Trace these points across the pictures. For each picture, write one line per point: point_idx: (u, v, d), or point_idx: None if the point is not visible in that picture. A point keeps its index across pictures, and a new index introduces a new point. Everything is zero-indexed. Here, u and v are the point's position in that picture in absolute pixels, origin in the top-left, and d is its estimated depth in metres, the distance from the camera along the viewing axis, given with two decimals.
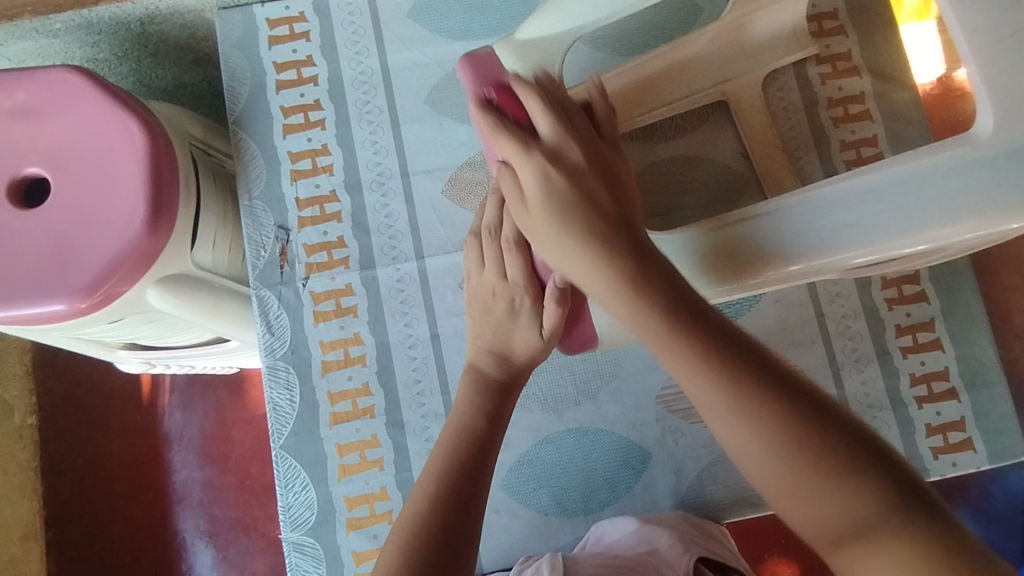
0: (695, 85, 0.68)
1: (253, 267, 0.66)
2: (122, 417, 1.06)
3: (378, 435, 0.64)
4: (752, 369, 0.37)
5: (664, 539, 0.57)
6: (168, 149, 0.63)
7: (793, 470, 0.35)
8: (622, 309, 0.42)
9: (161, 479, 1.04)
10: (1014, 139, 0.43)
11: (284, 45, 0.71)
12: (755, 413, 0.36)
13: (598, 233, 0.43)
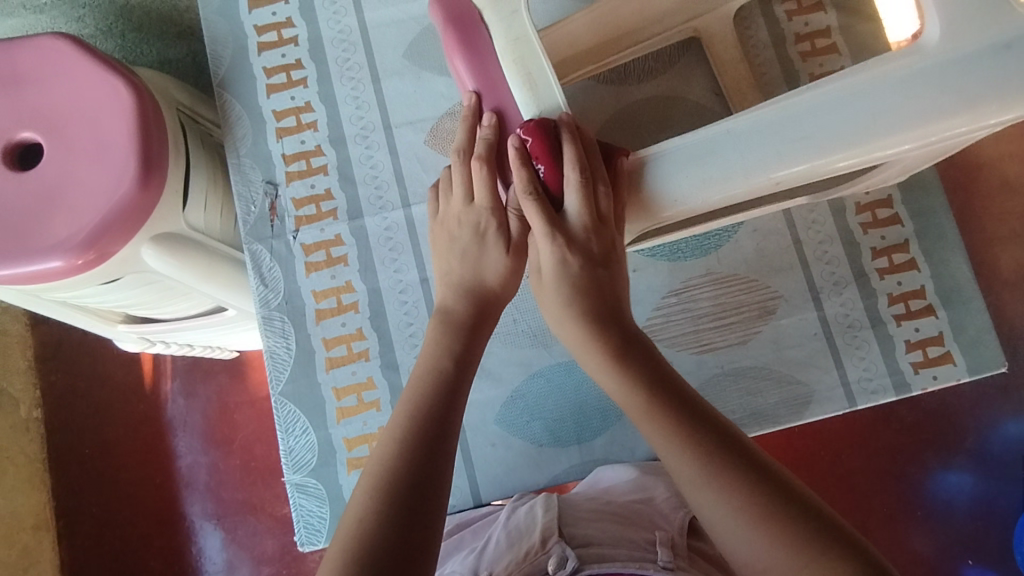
0: (667, 21, 0.69)
1: (244, 223, 0.68)
2: (126, 403, 1.07)
3: (374, 377, 0.66)
4: (649, 381, 0.49)
5: (660, 490, 0.60)
6: (156, 110, 0.65)
7: (694, 477, 0.43)
8: (655, 442, 0.46)
9: (167, 463, 1.06)
10: (958, 47, 0.44)
11: (263, 8, 0.73)
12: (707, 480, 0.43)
13: (584, 309, 0.53)
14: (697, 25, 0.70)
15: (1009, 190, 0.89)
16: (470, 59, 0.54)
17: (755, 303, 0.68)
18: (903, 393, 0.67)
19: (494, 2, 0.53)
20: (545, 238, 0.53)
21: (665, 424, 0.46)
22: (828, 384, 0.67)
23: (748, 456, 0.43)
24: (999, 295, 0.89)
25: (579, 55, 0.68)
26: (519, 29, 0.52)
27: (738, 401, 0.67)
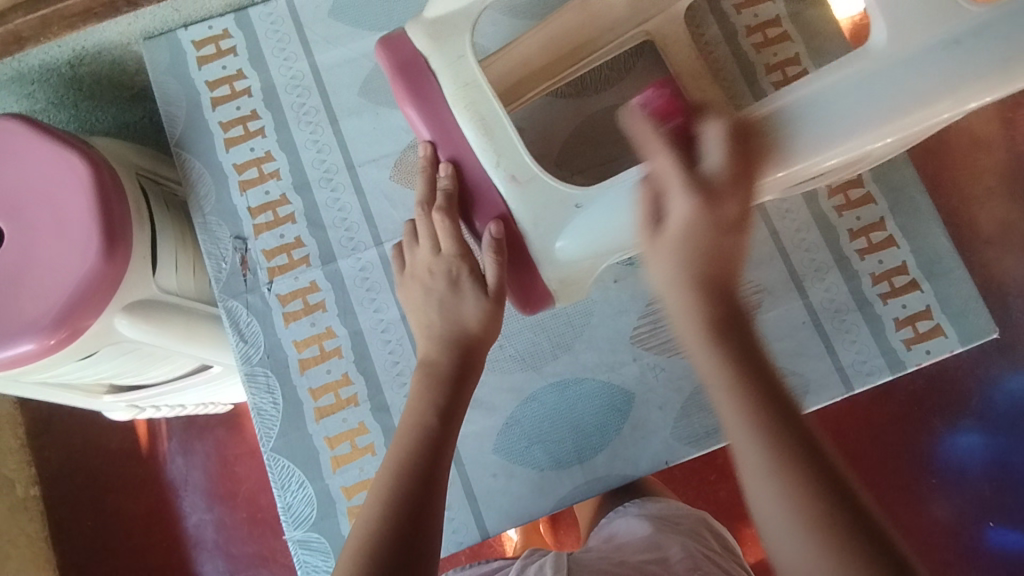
0: (620, 29, 0.69)
1: (217, 281, 0.67)
2: (124, 469, 1.05)
3: (366, 422, 0.65)
4: (734, 364, 0.44)
5: (676, 550, 0.57)
6: (114, 178, 0.64)
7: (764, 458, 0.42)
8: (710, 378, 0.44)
9: (173, 525, 1.04)
10: (910, 48, 0.47)
11: (212, 63, 0.72)
12: (776, 475, 0.41)
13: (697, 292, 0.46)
14: (650, 29, 0.70)
15: (978, 151, 0.90)
16: (421, 103, 0.53)
17: (739, 299, 0.68)
18: (898, 371, 0.66)
19: (438, 47, 0.53)
20: (682, 194, 0.47)
21: (737, 384, 0.44)
22: (822, 371, 0.66)
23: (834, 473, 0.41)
24: (983, 255, 0.89)
25: (536, 72, 0.68)
26: (467, 74, 0.52)
27: None
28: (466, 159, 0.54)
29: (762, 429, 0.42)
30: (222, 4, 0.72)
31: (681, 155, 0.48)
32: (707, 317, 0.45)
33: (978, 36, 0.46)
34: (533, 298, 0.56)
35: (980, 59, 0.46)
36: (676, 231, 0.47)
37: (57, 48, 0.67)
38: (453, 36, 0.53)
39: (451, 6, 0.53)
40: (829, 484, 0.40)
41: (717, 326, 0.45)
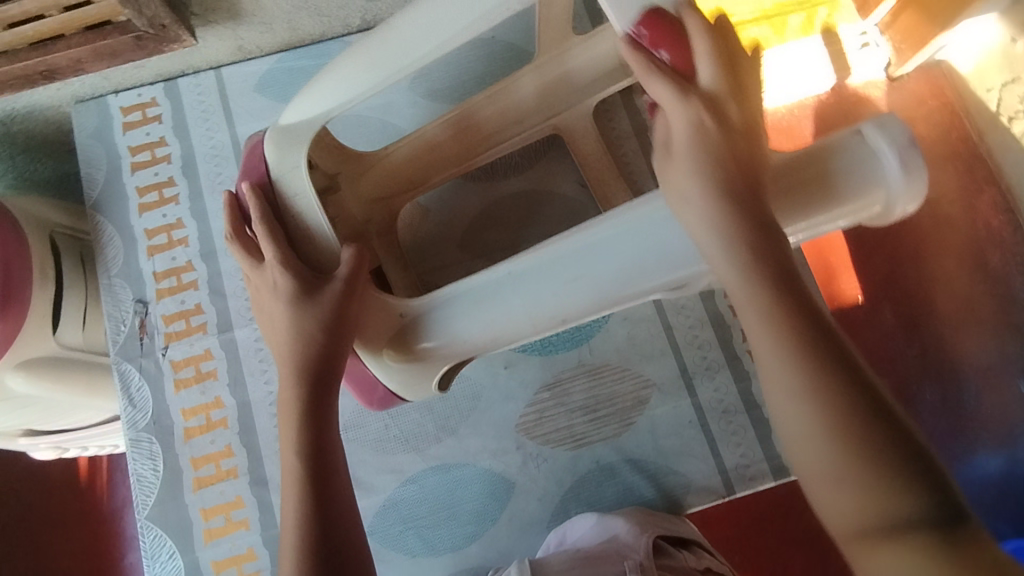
0: (526, 122, 0.68)
1: (114, 343, 0.69)
2: (64, 504, 1.05)
3: (242, 495, 0.65)
4: (777, 277, 0.40)
5: (621, 525, 0.59)
6: (20, 239, 0.67)
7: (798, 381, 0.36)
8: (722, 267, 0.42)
9: (106, 563, 1.03)
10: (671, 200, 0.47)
11: (137, 129, 0.75)
12: (810, 362, 0.37)
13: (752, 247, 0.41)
14: (556, 123, 0.69)
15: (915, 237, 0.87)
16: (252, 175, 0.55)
17: (627, 393, 0.68)
18: (783, 477, 0.66)
19: (279, 153, 0.54)
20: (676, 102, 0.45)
21: (759, 268, 0.40)
22: (706, 472, 0.66)
23: (834, 337, 0.38)
24: (942, 333, 0.84)
25: (438, 158, 0.68)
26: (298, 183, 0.53)
27: (615, 495, 0.66)
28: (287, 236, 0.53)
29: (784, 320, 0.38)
30: (151, 74, 0.74)
31: (676, 82, 0.45)
32: (737, 235, 0.41)
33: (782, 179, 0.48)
34: (378, 395, 0.58)
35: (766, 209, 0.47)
36: (682, 143, 0.45)
37: None
38: (293, 144, 0.54)
39: (300, 114, 0.54)
40: (827, 349, 0.37)
41: (763, 268, 0.40)
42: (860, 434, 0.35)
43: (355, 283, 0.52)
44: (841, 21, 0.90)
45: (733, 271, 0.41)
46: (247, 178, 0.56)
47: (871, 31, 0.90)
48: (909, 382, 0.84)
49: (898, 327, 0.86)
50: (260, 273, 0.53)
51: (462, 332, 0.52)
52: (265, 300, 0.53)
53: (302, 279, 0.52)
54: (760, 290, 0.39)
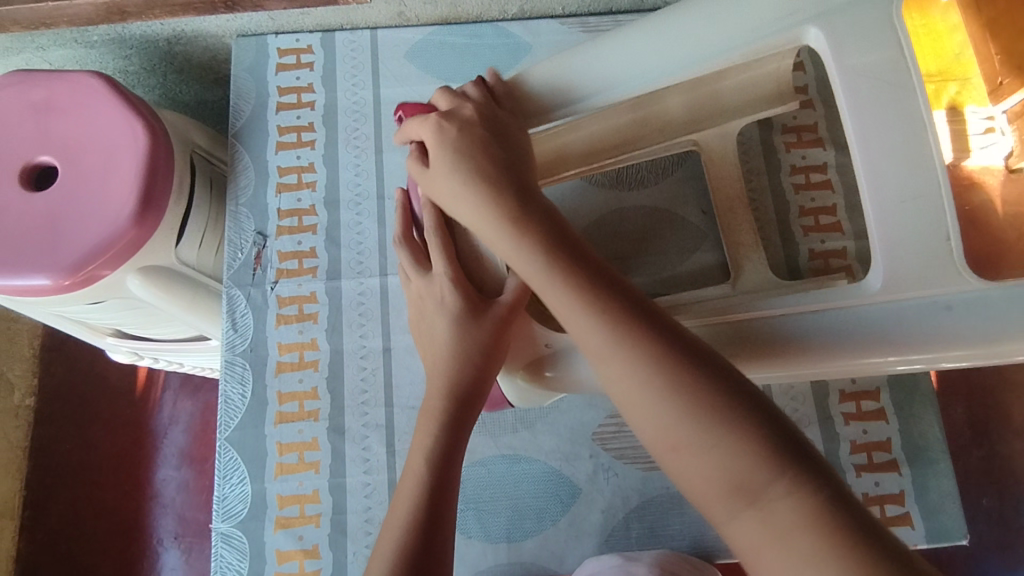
0: (669, 133, 0.66)
1: (229, 268, 0.71)
2: (117, 407, 1.09)
3: (319, 438, 0.67)
4: (630, 315, 0.38)
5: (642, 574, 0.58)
6: (167, 152, 0.70)
7: (717, 493, 0.33)
8: (586, 330, 0.39)
9: (143, 473, 1.07)
10: (897, 300, 0.46)
11: (289, 72, 0.78)
12: (706, 439, 0.34)
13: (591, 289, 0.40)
14: (694, 140, 0.68)
15: None
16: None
17: None
18: None
19: None
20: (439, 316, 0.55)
21: (615, 320, 0.38)
22: None
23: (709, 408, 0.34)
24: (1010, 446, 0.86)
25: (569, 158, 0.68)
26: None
27: (679, 526, 0.65)
28: (460, 248, 0.56)
29: (671, 389, 0.35)
30: (312, 23, 0.78)
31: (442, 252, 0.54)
32: (549, 264, 0.41)
33: (968, 306, 0.45)
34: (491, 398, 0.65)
35: (979, 323, 0.45)
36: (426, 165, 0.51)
37: (159, 26, 0.73)
38: None
39: (479, 115, 0.54)
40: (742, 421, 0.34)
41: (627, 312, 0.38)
42: (782, 503, 0.31)
43: (513, 312, 0.54)
44: (970, 101, 0.84)
45: (626, 367, 0.37)
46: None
47: (998, 117, 0.83)
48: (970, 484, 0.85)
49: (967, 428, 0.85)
50: (426, 281, 0.57)
51: (593, 374, 0.55)
52: (428, 309, 0.56)
53: (467, 299, 0.54)
54: (617, 341, 0.37)
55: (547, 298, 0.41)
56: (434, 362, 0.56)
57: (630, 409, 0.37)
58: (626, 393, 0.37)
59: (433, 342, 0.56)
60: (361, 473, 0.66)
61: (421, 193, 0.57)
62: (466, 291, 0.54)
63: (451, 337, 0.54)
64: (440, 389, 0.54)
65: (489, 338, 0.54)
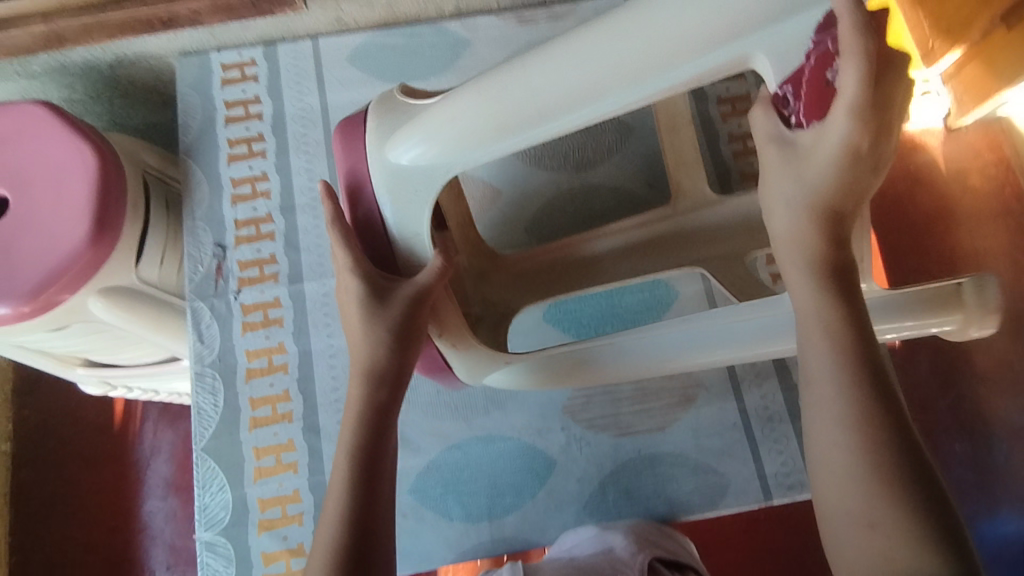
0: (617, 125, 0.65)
1: (190, 281, 0.72)
2: (94, 443, 1.08)
3: (295, 439, 0.68)
4: (852, 312, 0.41)
5: (620, 539, 0.59)
6: (118, 172, 0.71)
7: (842, 415, 0.38)
8: (816, 375, 0.40)
9: (127, 506, 1.06)
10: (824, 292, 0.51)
11: (234, 86, 0.79)
12: (850, 391, 0.39)
13: (826, 281, 0.41)
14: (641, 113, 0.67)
15: None
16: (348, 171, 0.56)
17: (674, 389, 0.69)
18: None
19: (398, 208, 0.54)
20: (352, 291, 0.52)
21: (838, 300, 0.41)
22: (745, 476, 0.67)
23: (888, 383, 0.39)
24: (974, 390, 0.87)
25: None
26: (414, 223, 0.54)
27: (653, 487, 0.67)
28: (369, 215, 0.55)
29: (846, 366, 0.39)
30: (254, 36, 0.79)
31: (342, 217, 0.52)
32: (823, 266, 0.42)
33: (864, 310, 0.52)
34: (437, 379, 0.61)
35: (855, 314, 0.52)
36: (820, 156, 0.40)
37: (99, 51, 0.74)
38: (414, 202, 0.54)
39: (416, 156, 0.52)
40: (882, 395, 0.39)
41: (836, 295, 0.41)
42: (891, 478, 0.37)
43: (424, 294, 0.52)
44: (904, 67, 0.90)
45: (826, 346, 0.40)
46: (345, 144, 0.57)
47: (933, 79, 0.90)
48: (937, 428, 0.87)
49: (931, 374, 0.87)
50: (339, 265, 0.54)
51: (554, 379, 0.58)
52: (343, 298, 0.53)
53: (371, 283, 0.51)
54: (834, 333, 0.40)
55: (790, 280, 0.43)
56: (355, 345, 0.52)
57: (810, 383, 0.41)
58: (809, 342, 0.41)
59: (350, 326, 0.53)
60: None
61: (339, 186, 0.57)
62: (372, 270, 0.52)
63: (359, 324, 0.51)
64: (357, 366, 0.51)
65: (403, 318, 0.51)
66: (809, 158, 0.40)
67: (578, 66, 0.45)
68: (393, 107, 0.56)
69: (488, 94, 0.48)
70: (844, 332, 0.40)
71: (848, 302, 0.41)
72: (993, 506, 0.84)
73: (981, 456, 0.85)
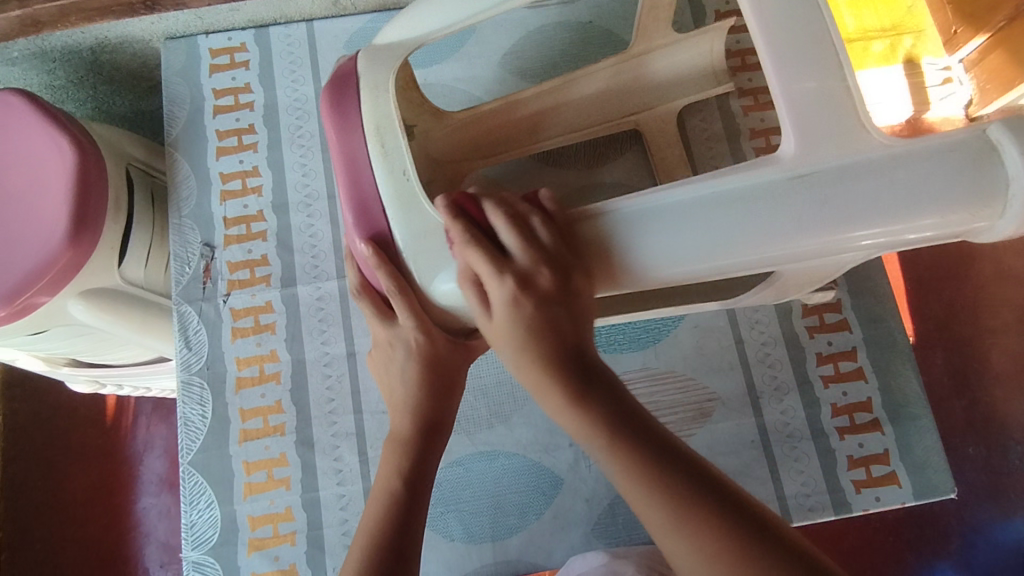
0: (598, 117, 0.65)
1: (177, 284, 0.68)
2: (84, 437, 1.04)
3: (287, 453, 0.64)
4: (613, 416, 0.41)
5: (631, 570, 0.56)
6: (100, 167, 0.66)
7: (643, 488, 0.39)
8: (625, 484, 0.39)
9: (118, 503, 1.02)
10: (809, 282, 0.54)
11: (223, 72, 0.74)
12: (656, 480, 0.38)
13: (535, 346, 0.42)
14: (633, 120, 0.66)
15: (1001, 284, 0.86)
16: (366, 228, 0.46)
17: (689, 404, 0.65)
18: (843, 513, 0.62)
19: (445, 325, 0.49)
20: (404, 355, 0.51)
21: (565, 386, 0.42)
22: (763, 497, 0.63)
23: (680, 450, 0.40)
24: (990, 392, 0.83)
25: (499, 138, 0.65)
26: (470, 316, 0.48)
27: None
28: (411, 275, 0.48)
29: (608, 440, 0.40)
30: (244, 19, 0.74)
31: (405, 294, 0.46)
32: (523, 322, 0.42)
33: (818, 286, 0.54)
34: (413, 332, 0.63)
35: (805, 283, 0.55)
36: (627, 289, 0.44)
37: (80, 34, 0.69)
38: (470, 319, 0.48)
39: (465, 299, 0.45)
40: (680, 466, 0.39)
41: (547, 355, 0.43)
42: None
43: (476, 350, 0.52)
44: (925, 53, 0.84)
45: (584, 426, 0.42)
46: (349, 178, 0.47)
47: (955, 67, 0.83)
48: (956, 435, 0.83)
49: (946, 375, 0.84)
50: (392, 332, 0.50)
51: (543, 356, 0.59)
52: (392, 357, 0.52)
53: (434, 348, 0.50)
54: (566, 393, 0.42)
55: (508, 354, 0.44)
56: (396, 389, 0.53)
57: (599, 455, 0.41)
58: (570, 422, 0.42)
59: (395, 377, 0.52)
60: (335, 484, 0.63)
61: (364, 252, 0.46)
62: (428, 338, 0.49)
63: (411, 379, 0.51)
64: (406, 414, 0.52)
65: (452, 372, 0.52)
66: (495, 321, 0.43)
67: (670, 244, 0.40)
68: (429, 233, 0.45)
69: (552, 266, 0.42)
70: (612, 421, 0.41)
71: (557, 359, 0.43)
72: (1014, 517, 0.80)
73: (1002, 467, 0.81)
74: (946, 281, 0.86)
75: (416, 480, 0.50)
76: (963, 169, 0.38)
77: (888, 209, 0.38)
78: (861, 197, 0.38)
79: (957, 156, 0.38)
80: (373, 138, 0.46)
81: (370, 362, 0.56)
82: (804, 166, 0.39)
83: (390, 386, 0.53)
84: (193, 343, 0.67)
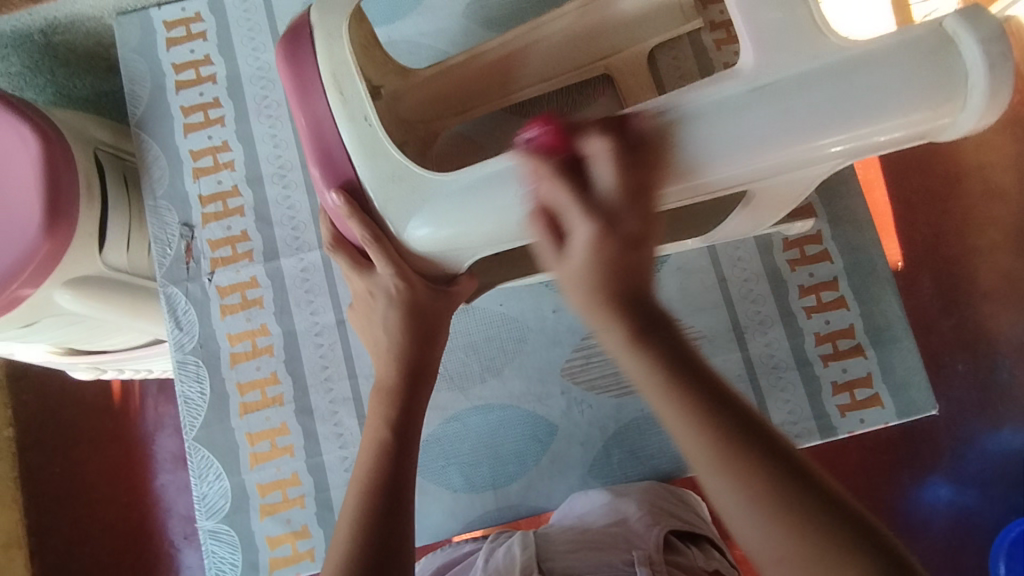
0: (567, 62, 0.63)
1: (160, 266, 0.68)
2: (96, 422, 1.06)
3: (288, 422, 0.66)
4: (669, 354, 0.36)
5: (634, 509, 0.58)
6: (66, 154, 0.65)
7: (704, 448, 0.34)
8: (691, 464, 0.35)
9: (137, 482, 1.04)
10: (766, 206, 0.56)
11: (181, 46, 0.72)
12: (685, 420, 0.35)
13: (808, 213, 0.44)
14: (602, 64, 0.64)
15: (986, 202, 0.86)
16: (334, 179, 0.46)
17: None
18: (829, 437, 0.65)
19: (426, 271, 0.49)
20: (388, 309, 0.51)
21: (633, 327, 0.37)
22: None
23: (724, 397, 0.36)
24: (974, 309, 0.85)
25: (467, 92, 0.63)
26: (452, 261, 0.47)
27: (659, 445, 0.65)
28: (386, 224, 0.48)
29: (668, 382, 0.36)
30: None
31: (381, 240, 0.46)
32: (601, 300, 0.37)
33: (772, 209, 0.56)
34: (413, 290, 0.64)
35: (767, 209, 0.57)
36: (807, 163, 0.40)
37: (28, 17, 0.66)
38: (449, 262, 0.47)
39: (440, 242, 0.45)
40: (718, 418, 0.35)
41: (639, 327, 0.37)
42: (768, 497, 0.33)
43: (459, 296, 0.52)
44: None
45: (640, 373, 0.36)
46: (315, 141, 0.46)
47: None
48: (943, 353, 0.85)
49: (933, 297, 0.85)
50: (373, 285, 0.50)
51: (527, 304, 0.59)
52: (375, 313, 0.52)
53: (416, 301, 0.50)
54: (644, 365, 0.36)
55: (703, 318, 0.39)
56: (380, 347, 0.53)
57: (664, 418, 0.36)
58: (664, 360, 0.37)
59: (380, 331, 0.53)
60: (337, 448, 0.65)
61: (335, 203, 0.47)
62: (410, 285, 0.49)
63: (397, 329, 0.51)
64: (394, 364, 0.52)
65: (436, 322, 0.52)
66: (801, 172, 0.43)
67: None
68: (399, 178, 0.45)
69: None
70: (672, 378, 0.36)
71: (657, 345, 0.37)
72: (1001, 426, 0.83)
73: (985, 381, 0.83)
74: (931, 204, 0.86)
75: (411, 437, 0.51)
76: (920, 66, 0.37)
77: (852, 113, 0.38)
78: (813, 105, 0.38)
79: (917, 50, 0.37)
80: (332, 88, 0.45)
81: (351, 317, 0.56)
82: (762, 78, 0.39)
83: (377, 346, 0.54)
84: (182, 317, 0.68)
